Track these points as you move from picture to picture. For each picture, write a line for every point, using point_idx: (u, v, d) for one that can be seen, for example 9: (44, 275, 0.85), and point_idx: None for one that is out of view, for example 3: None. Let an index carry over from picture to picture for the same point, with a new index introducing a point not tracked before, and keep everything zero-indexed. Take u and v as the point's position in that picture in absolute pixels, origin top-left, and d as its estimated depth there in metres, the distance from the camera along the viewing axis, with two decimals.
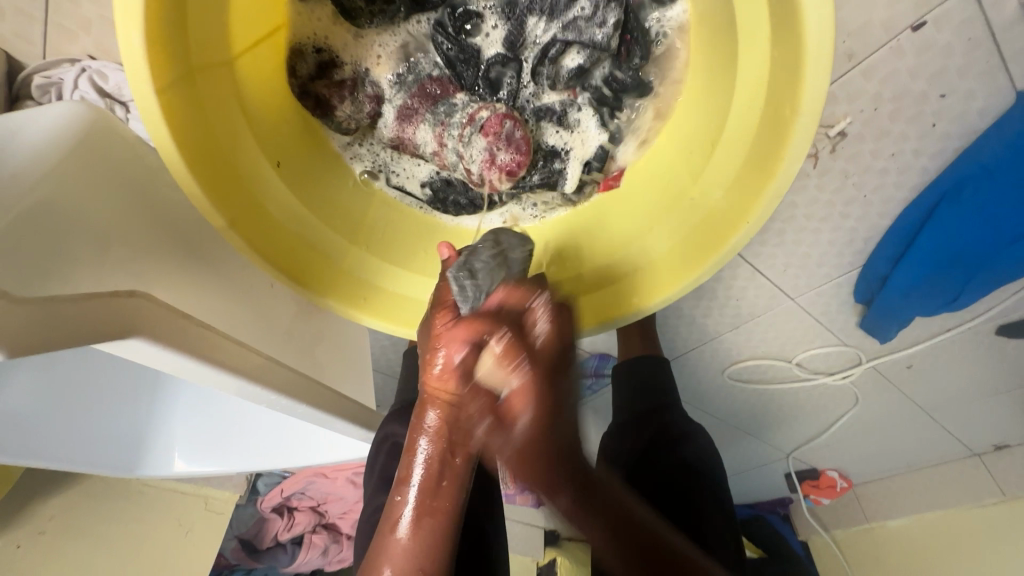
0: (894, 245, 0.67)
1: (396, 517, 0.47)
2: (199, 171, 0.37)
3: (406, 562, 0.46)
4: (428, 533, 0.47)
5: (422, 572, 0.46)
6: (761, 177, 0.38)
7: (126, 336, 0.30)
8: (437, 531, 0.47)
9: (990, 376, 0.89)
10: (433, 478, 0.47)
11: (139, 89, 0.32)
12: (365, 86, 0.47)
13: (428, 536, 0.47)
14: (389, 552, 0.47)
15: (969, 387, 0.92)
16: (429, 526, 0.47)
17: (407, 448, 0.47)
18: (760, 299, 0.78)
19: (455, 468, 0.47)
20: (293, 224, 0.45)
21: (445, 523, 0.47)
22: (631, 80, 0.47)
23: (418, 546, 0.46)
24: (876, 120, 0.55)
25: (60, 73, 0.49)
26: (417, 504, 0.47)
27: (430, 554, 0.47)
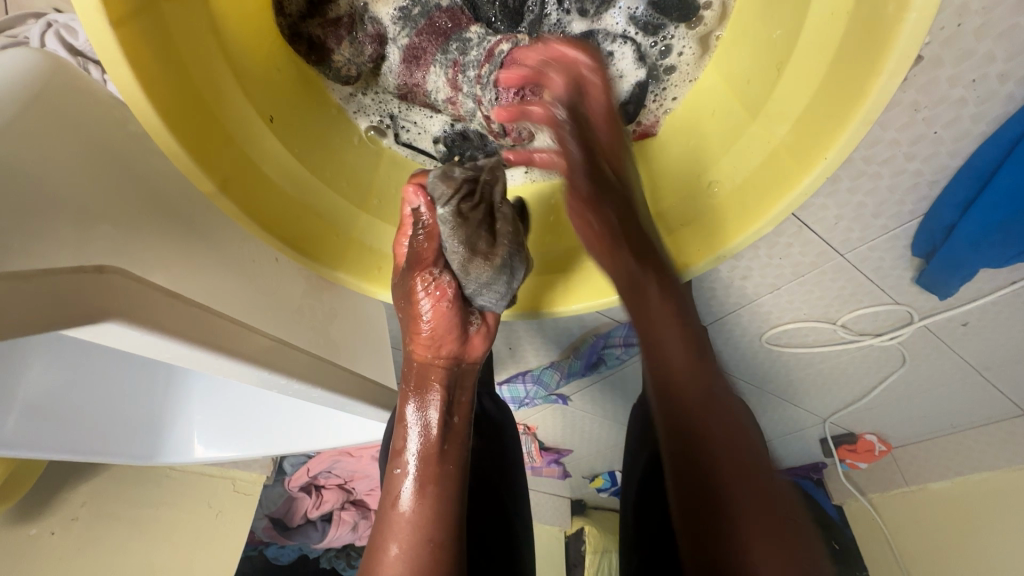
0: (963, 190, 0.59)
1: (398, 489, 0.45)
2: (174, 121, 0.31)
3: (414, 533, 0.43)
4: (431, 500, 0.45)
5: (430, 545, 0.43)
6: (841, 119, 0.31)
7: (101, 320, 0.27)
8: (439, 496, 0.45)
9: None
10: (433, 442, 0.46)
11: (85, 15, 0.26)
12: (365, 22, 0.43)
13: (433, 501, 0.44)
14: (394, 526, 0.44)
15: None
16: (431, 492, 0.45)
17: (399, 417, 0.45)
18: (807, 257, 0.71)
19: (455, 424, 0.47)
20: (291, 187, 0.39)
21: (447, 487, 0.45)
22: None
23: (425, 516, 0.44)
24: (959, 38, 0.47)
25: (25, 31, 0.44)
26: (420, 470, 0.45)
27: (436, 522, 0.44)
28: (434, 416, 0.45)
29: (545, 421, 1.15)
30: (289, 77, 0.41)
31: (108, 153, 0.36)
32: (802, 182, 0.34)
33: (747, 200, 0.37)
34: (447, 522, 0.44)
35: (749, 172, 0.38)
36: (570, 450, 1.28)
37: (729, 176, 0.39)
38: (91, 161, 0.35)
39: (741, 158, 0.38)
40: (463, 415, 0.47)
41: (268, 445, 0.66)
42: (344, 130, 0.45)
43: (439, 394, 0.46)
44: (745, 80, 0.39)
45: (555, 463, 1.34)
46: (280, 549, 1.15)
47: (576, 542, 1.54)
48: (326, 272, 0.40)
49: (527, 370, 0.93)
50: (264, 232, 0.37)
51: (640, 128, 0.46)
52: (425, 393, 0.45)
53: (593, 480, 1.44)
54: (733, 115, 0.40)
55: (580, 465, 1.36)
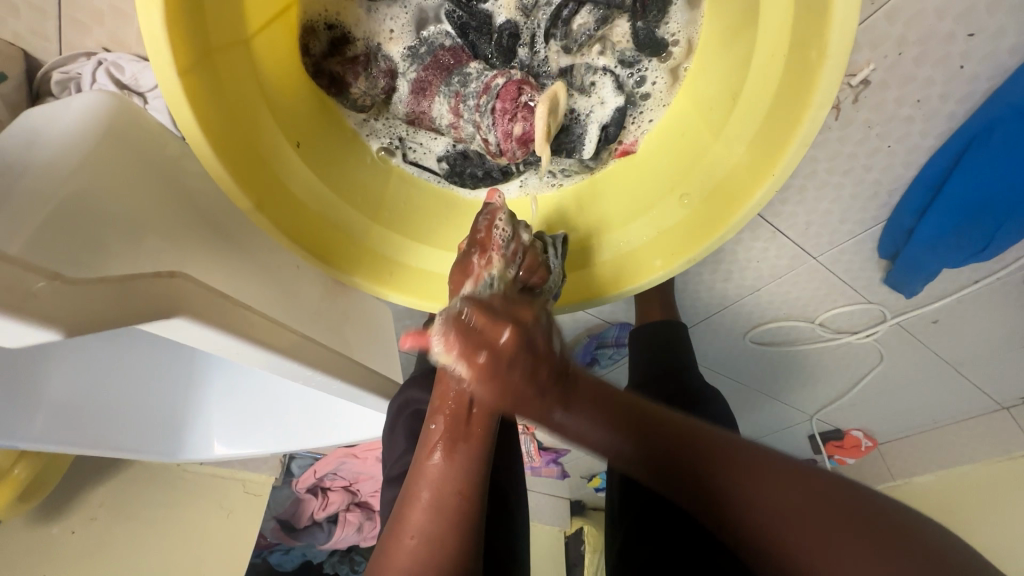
0: (918, 196, 0.65)
1: (432, 442, 0.48)
2: (222, 150, 0.37)
3: (443, 483, 0.46)
4: (463, 456, 0.47)
5: (460, 496, 0.45)
6: (782, 142, 0.38)
7: (171, 315, 0.32)
8: (470, 452, 0.47)
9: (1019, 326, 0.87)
10: (466, 403, 0.48)
11: (159, 62, 0.32)
12: (378, 59, 0.48)
13: (463, 458, 0.47)
14: (427, 475, 0.46)
15: (998, 340, 0.89)
16: (463, 449, 0.47)
17: (440, 375, 0.50)
18: (781, 260, 0.77)
19: (493, 388, 0.50)
20: (314, 203, 0.45)
21: (478, 446, 0.47)
22: (645, 37, 0.47)
23: (455, 470, 0.46)
24: (901, 65, 0.53)
25: (78, 68, 0.50)
26: (451, 428, 0.48)
27: (466, 476, 0.46)
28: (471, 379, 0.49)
29: None
30: (313, 107, 0.47)
31: (158, 175, 0.42)
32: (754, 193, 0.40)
33: (710, 208, 0.44)
34: (475, 478, 0.46)
35: (710, 183, 0.44)
36: (567, 449, 1.33)
37: (693, 188, 0.45)
38: (144, 182, 0.40)
39: (704, 173, 0.45)
40: None
41: (282, 439, 0.71)
42: (358, 151, 0.51)
43: None
44: (712, 105, 0.45)
45: (553, 462, 1.39)
46: (288, 549, 1.20)
47: (576, 542, 1.59)
48: (342, 275, 0.46)
49: None
50: (290, 242, 0.43)
51: (621, 146, 0.52)
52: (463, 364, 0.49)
53: (591, 479, 1.48)
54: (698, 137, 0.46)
55: (579, 464, 1.41)
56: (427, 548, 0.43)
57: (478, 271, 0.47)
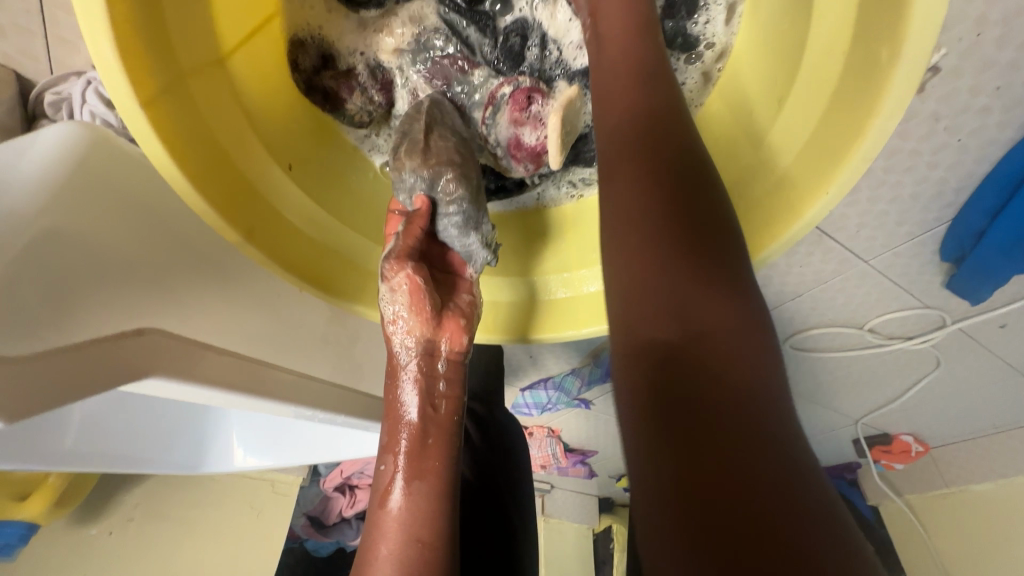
0: (992, 194, 0.57)
1: (385, 486, 0.42)
2: (201, 182, 0.34)
3: (401, 531, 0.40)
4: (419, 498, 0.41)
5: (420, 545, 0.40)
6: (838, 155, 0.32)
7: (145, 377, 0.29)
8: (428, 494, 0.41)
9: None
10: (419, 436, 0.42)
11: (119, 99, 0.29)
12: (373, 70, 0.45)
13: (422, 501, 0.41)
14: (382, 526, 0.41)
15: None
16: (418, 490, 0.41)
17: (389, 409, 0.42)
18: (828, 265, 0.69)
19: (441, 421, 0.42)
20: (312, 229, 0.41)
21: (437, 486, 0.42)
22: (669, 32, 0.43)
23: (414, 513, 0.41)
24: (979, 48, 0.45)
25: (69, 88, 0.48)
26: (406, 468, 0.41)
27: (426, 523, 0.41)
28: (414, 415, 0.42)
29: (568, 424, 1.16)
30: (308, 125, 0.44)
31: (143, 208, 0.40)
32: (805, 214, 0.33)
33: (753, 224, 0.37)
34: (434, 523, 0.41)
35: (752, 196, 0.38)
36: (595, 451, 1.29)
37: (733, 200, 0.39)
38: (125, 216, 0.38)
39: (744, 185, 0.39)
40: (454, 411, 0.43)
41: (301, 455, 0.69)
42: (358, 166, 0.47)
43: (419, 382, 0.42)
44: (753, 107, 0.39)
45: (580, 463, 1.35)
46: (318, 546, 1.17)
47: (605, 540, 1.55)
48: (346, 305, 0.42)
49: (548, 376, 0.95)
50: (288, 274, 0.39)
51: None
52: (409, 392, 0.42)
53: (619, 479, 1.44)
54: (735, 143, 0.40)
55: (607, 466, 1.37)
56: None
57: (398, 284, 0.40)
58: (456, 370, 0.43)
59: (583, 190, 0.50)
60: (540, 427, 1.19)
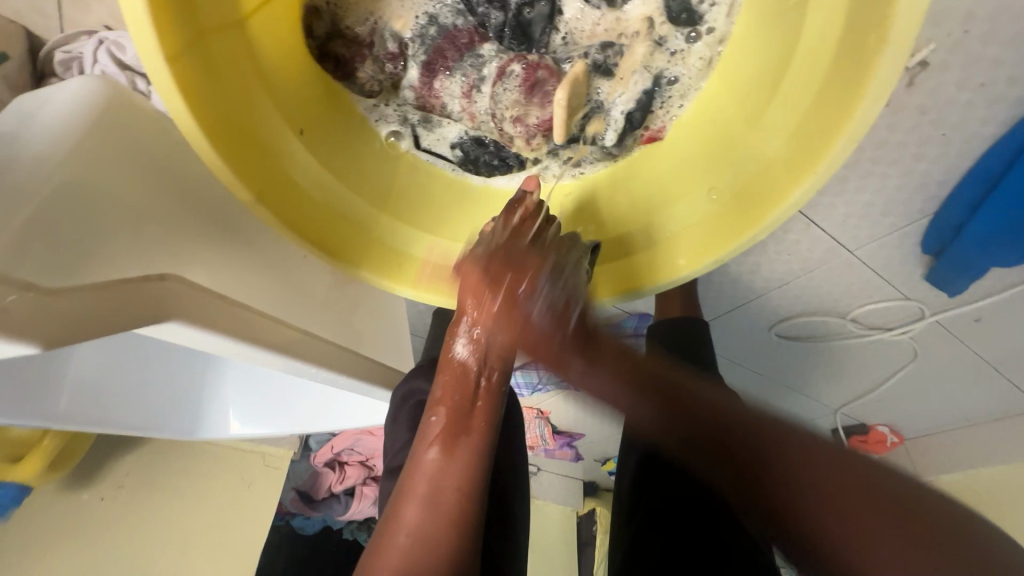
0: (974, 187, 0.59)
1: (431, 437, 0.49)
2: (217, 139, 0.35)
3: (439, 479, 0.46)
4: (463, 451, 0.48)
5: (457, 493, 0.46)
6: (830, 134, 0.33)
7: (161, 320, 0.31)
8: (469, 451, 0.48)
9: None
10: (466, 399, 0.50)
11: (146, 52, 0.30)
12: (385, 39, 0.45)
13: (462, 456, 0.48)
14: (420, 472, 0.47)
15: None
16: (462, 444, 0.48)
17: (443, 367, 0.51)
18: (814, 253, 0.71)
19: (487, 390, 0.50)
20: (322, 195, 0.43)
21: (479, 441, 0.49)
22: (675, 10, 0.43)
23: (452, 465, 0.47)
24: (967, 45, 0.47)
25: (79, 47, 0.48)
26: (451, 423, 0.49)
27: (461, 475, 0.47)
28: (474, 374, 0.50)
29: (557, 405, 1.18)
30: (322, 93, 0.45)
31: (159, 166, 0.41)
32: (797, 189, 0.35)
33: (749, 199, 0.39)
34: (472, 475, 0.47)
35: (752, 171, 0.39)
36: (582, 433, 1.31)
37: (737, 173, 0.40)
38: (143, 172, 0.39)
39: (744, 160, 0.40)
40: (498, 382, 0.51)
41: (297, 423, 0.71)
42: (366, 135, 0.48)
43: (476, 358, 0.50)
44: (751, 91, 0.40)
45: (567, 446, 1.38)
46: (304, 523, 1.18)
47: (588, 521, 1.59)
48: (351, 271, 0.43)
49: (541, 357, 0.97)
50: (294, 235, 0.40)
51: (648, 133, 0.48)
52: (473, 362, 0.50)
53: (605, 462, 1.47)
54: (734, 122, 0.42)
55: (593, 449, 1.39)
56: (420, 544, 0.43)
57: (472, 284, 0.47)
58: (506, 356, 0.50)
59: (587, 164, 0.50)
60: (530, 408, 1.22)
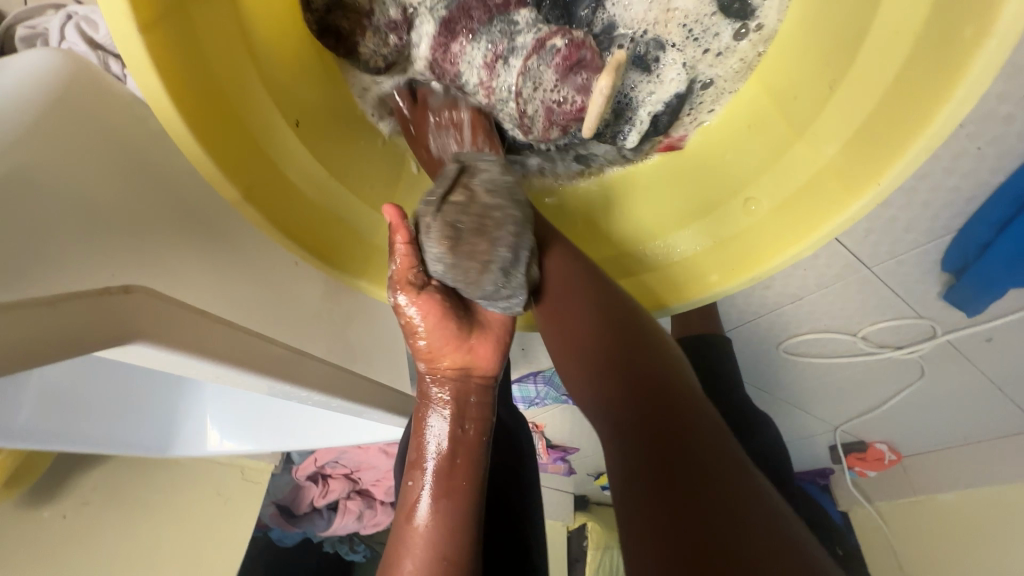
0: (1005, 204, 0.56)
1: (411, 503, 0.40)
2: (202, 127, 0.30)
3: (427, 549, 0.38)
4: (447, 516, 0.39)
5: (445, 564, 0.38)
6: (903, 140, 0.30)
7: (128, 342, 0.26)
8: (455, 517, 0.39)
9: None
10: (448, 454, 0.40)
11: (113, 17, 0.25)
12: (386, 5, 0.41)
13: (443, 524, 0.39)
14: (407, 542, 0.39)
15: None
16: (446, 508, 0.39)
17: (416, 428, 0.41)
18: (832, 269, 0.67)
19: (469, 442, 0.41)
20: (317, 194, 0.38)
21: (466, 504, 0.40)
22: (725, 5, 0.40)
23: (440, 532, 0.39)
24: (1015, 54, 0.44)
25: (45, 22, 0.43)
26: (434, 484, 0.40)
27: (452, 541, 0.39)
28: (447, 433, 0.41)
29: (553, 419, 1.13)
30: (326, 84, 0.41)
31: (135, 159, 0.36)
32: (856, 201, 0.31)
33: (795, 212, 0.35)
34: (462, 544, 0.39)
35: (796, 184, 0.35)
36: (577, 448, 1.26)
37: (778, 186, 0.37)
38: (114, 166, 0.34)
39: (793, 168, 0.36)
40: (480, 429, 0.42)
41: (281, 440, 0.66)
42: (372, 133, 0.43)
43: (450, 405, 0.41)
44: (804, 93, 0.37)
45: (561, 460, 1.33)
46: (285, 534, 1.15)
47: (579, 537, 1.53)
48: (348, 279, 0.39)
49: (539, 370, 0.92)
50: (285, 239, 0.35)
51: (667, 140, 0.45)
52: (444, 413, 0.41)
53: (598, 477, 1.42)
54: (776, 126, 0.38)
55: (586, 463, 1.34)
56: None
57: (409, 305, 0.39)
58: (484, 390, 0.43)
59: (597, 169, 0.47)
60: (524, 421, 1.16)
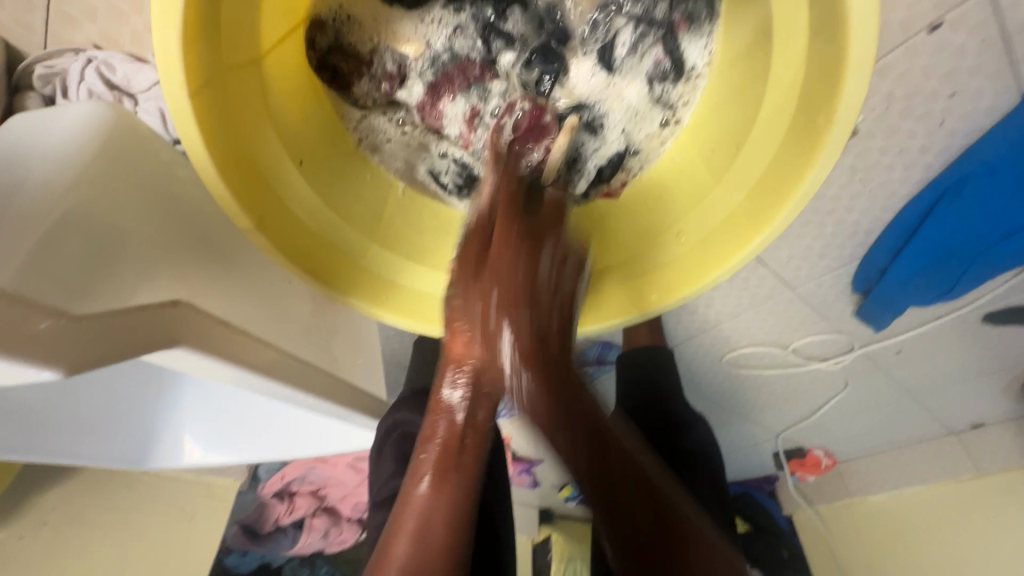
0: (895, 236, 0.65)
1: (420, 471, 0.46)
2: (225, 170, 0.36)
3: (428, 512, 0.44)
4: (451, 488, 0.45)
5: (445, 529, 0.43)
6: (785, 194, 0.39)
7: (172, 345, 0.32)
8: (458, 487, 0.46)
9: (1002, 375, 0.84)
10: (458, 432, 0.48)
11: (171, 83, 0.32)
12: (385, 59, 0.48)
13: (449, 491, 0.45)
14: (410, 506, 0.44)
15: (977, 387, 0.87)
16: (451, 481, 0.46)
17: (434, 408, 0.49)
18: (762, 289, 0.76)
19: (476, 426, 0.49)
20: (317, 224, 0.44)
21: (467, 480, 0.46)
22: (657, 95, 0.49)
23: (442, 500, 0.45)
24: (887, 117, 0.55)
25: (63, 63, 0.47)
26: (442, 457, 0.46)
27: (452, 509, 0.44)
28: (460, 414, 0.48)
29: (519, 431, 1.18)
30: (331, 130, 0.47)
31: (157, 190, 0.41)
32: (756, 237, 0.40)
33: (716, 243, 0.44)
34: (458, 515, 0.44)
35: (713, 224, 0.44)
36: (542, 460, 1.31)
37: (701, 222, 0.45)
38: (140, 200, 0.39)
39: (714, 207, 0.45)
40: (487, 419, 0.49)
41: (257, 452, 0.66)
42: (358, 167, 0.49)
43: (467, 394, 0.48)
44: (717, 151, 0.45)
45: (526, 472, 1.37)
46: (240, 561, 1.04)
47: (543, 550, 1.54)
48: (338, 296, 0.44)
49: None
50: (286, 260, 0.41)
51: (606, 190, 0.52)
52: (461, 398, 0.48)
53: (562, 489, 1.47)
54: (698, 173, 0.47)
55: (551, 474, 1.39)
56: None
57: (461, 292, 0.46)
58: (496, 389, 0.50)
59: None
60: None
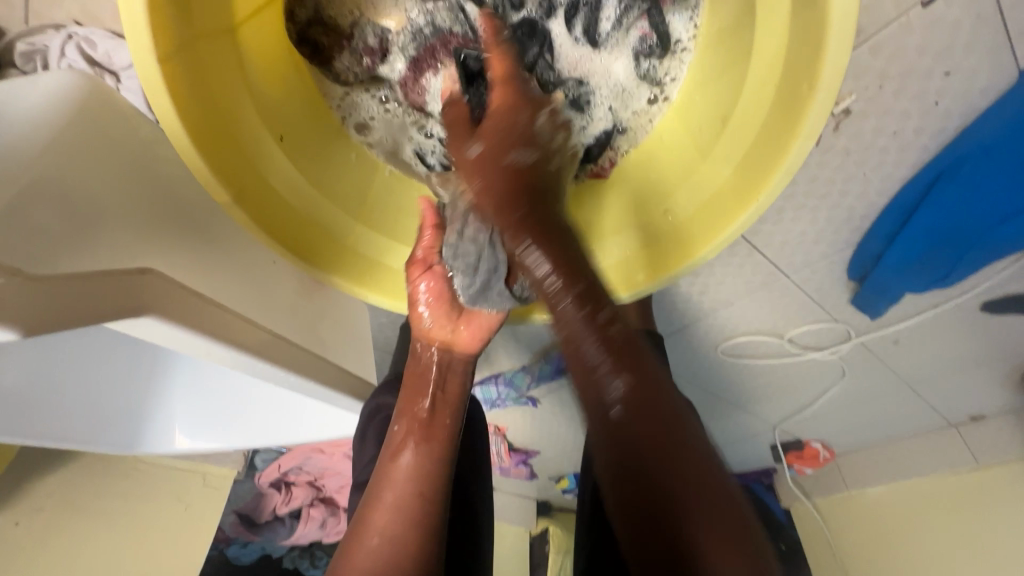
0: (891, 221, 0.64)
1: (396, 445, 0.51)
2: (199, 141, 0.36)
3: (404, 482, 0.49)
4: (423, 459, 0.50)
5: (420, 497, 0.49)
6: (771, 164, 0.38)
7: (138, 313, 0.32)
8: (429, 456, 0.51)
9: (1001, 364, 0.83)
10: (428, 408, 0.52)
11: (140, 51, 0.32)
12: (367, 34, 0.48)
13: (423, 463, 0.50)
14: (388, 478, 0.50)
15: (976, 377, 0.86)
16: (422, 452, 0.51)
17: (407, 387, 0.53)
18: (757, 276, 0.75)
19: (447, 400, 0.53)
20: (298, 201, 0.43)
21: (439, 451, 0.51)
22: (644, 71, 0.49)
23: (415, 470, 0.50)
24: (881, 98, 0.53)
25: (45, 40, 0.47)
26: (416, 432, 0.51)
27: (425, 478, 0.50)
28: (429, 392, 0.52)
29: (515, 422, 1.17)
30: (311, 108, 0.47)
31: (135, 165, 0.41)
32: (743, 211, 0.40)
33: (708, 217, 0.43)
34: (432, 479, 0.50)
35: (700, 199, 0.44)
36: (539, 451, 1.31)
37: (690, 197, 0.44)
38: (116, 175, 0.39)
39: (702, 182, 0.44)
40: (455, 394, 0.53)
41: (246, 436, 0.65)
42: (341, 146, 0.48)
43: (435, 373, 0.52)
44: (706, 126, 0.45)
45: (524, 464, 1.36)
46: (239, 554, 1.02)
47: (541, 542, 1.54)
48: (321, 275, 0.44)
49: (500, 371, 0.97)
50: (265, 236, 0.40)
51: (595, 168, 0.51)
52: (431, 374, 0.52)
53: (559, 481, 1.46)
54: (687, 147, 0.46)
55: (548, 466, 1.38)
56: (387, 548, 0.46)
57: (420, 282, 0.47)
58: (465, 364, 0.53)
59: None
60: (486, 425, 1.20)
